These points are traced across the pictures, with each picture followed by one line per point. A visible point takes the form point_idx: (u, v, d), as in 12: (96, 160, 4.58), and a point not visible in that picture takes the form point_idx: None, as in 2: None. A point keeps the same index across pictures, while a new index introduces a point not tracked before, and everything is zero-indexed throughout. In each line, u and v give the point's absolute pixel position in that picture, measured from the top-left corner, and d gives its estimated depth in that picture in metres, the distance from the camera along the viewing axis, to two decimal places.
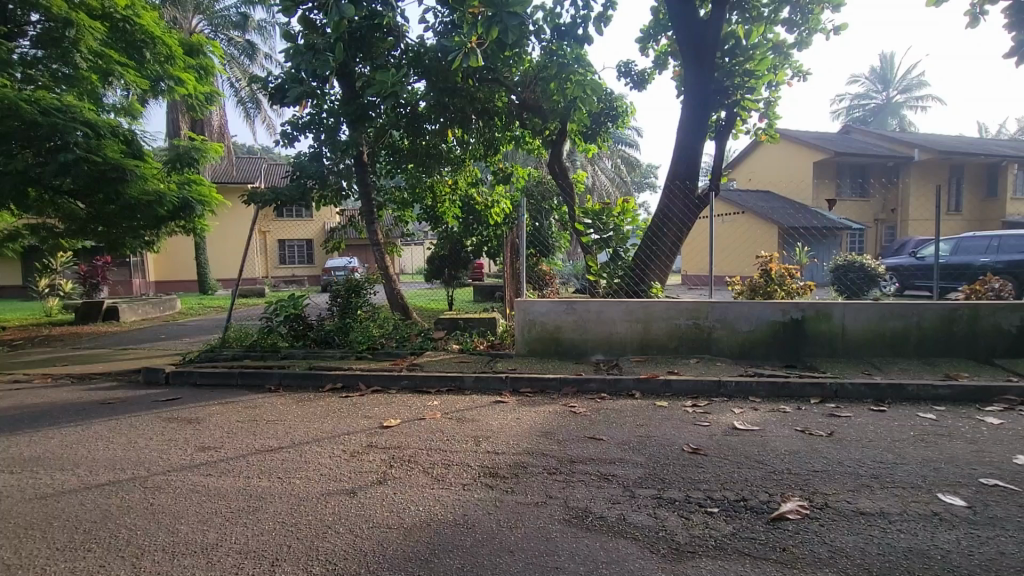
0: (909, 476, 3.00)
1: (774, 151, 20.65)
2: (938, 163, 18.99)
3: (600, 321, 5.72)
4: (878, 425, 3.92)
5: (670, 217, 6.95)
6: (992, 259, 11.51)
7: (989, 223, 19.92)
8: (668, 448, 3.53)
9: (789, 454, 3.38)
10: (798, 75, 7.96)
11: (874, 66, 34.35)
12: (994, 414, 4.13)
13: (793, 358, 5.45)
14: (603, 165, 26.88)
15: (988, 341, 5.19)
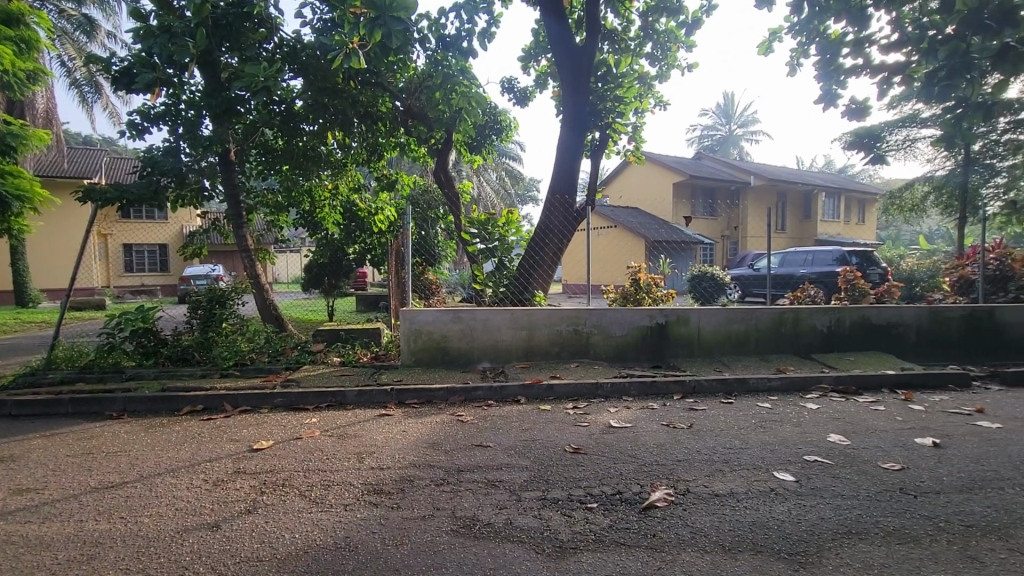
0: (752, 459, 3.47)
1: (641, 171, 22.70)
2: (769, 189, 22.29)
3: (485, 330, 5.82)
4: (728, 416, 4.48)
5: (551, 228, 7.33)
6: (808, 271, 13.76)
7: (805, 241, 23.86)
8: (552, 450, 3.69)
9: (657, 447, 3.72)
10: (660, 105, 8.88)
11: (720, 103, 39.48)
12: (813, 400, 4.94)
13: (658, 359, 6.01)
14: (488, 177, 27.46)
15: (807, 339, 6.19)
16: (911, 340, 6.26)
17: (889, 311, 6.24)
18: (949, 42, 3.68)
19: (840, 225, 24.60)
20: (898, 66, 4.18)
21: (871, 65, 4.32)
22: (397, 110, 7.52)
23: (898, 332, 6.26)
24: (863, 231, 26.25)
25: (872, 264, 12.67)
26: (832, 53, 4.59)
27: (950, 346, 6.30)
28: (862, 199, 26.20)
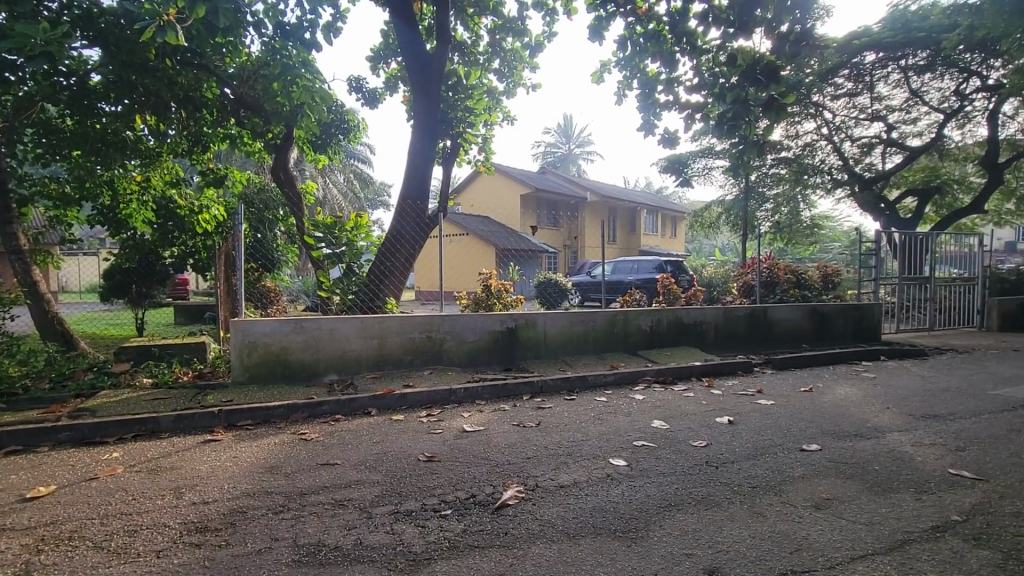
0: (591, 449, 3.81)
1: (491, 181, 23.54)
2: (602, 204, 24.73)
3: (332, 340, 5.47)
4: (571, 411, 4.85)
5: (403, 233, 7.22)
6: (635, 278, 15.57)
7: (631, 251, 26.91)
8: (406, 460, 3.62)
9: (509, 447, 3.88)
10: (507, 119, 9.31)
11: (560, 123, 42.85)
12: (640, 392, 5.59)
13: (508, 362, 6.26)
14: (335, 178, 26.01)
15: (635, 338, 6.99)
16: (712, 335, 7.45)
17: (696, 312, 7.35)
18: (734, 89, 4.48)
19: (657, 237, 28.31)
20: (699, 105, 4.96)
21: (679, 101, 5.06)
22: (226, 98, 6.79)
23: (702, 329, 7.40)
24: (675, 244, 30.51)
25: (683, 272, 14.98)
26: (650, 89, 5.26)
27: (739, 340, 7.64)
28: (674, 216, 30.47)
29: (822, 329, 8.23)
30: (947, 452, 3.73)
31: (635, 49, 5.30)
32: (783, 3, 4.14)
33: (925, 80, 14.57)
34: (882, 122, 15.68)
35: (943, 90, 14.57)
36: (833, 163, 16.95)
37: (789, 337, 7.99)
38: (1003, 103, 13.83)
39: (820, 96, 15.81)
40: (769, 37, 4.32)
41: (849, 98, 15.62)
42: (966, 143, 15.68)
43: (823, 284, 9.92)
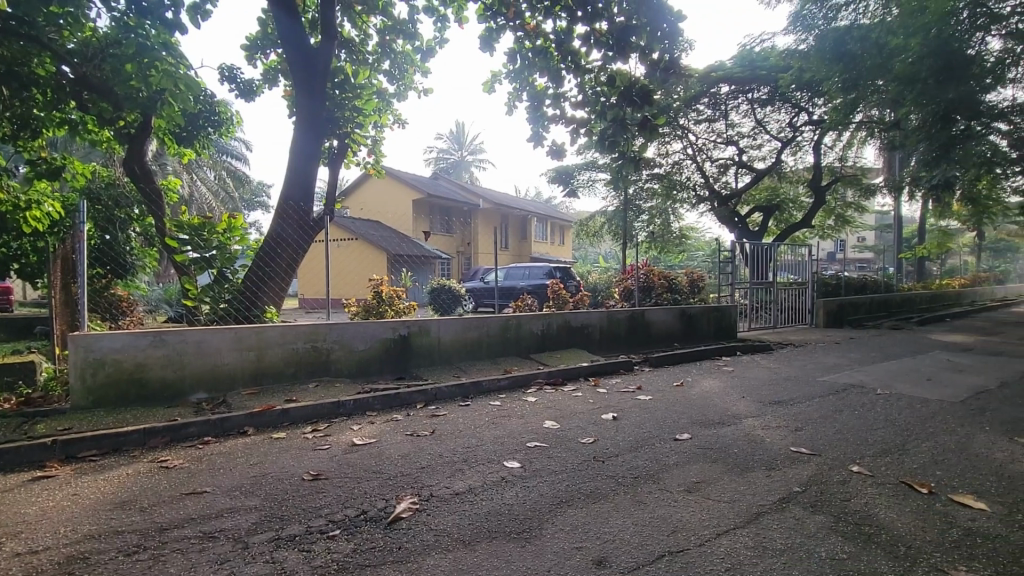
0: (486, 453, 3.85)
1: (382, 185, 22.93)
2: (494, 211, 25.16)
3: (199, 354, 4.92)
4: (465, 417, 4.86)
5: (283, 238, 6.75)
6: (527, 283, 16.05)
7: (523, 258, 27.69)
8: (288, 481, 3.36)
9: (402, 458, 3.78)
10: (398, 122, 9.11)
11: (452, 130, 42.95)
12: (532, 395, 5.75)
13: (401, 370, 6.11)
14: (203, 175, 23.55)
15: (527, 342, 7.20)
16: (597, 337, 7.91)
17: (582, 315, 7.76)
18: (614, 108, 4.84)
19: (546, 245, 29.43)
20: (583, 121, 5.26)
21: (565, 116, 5.32)
22: (64, 77, 5.88)
23: (588, 331, 7.83)
24: (563, 251, 31.94)
25: (571, 278, 15.55)
26: (538, 102, 5.47)
27: (621, 341, 8.20)
28: (562, 225, 31.91)
29: (690, 329, 9.12)
30: (789, 433, 4.32)
31: (524, 63, 5.46)
32: (653, 32, 4.49)
33: (767, 112, 16.87)
34: (735, 146, 17.85)
35: (781, 121, 16.98)
36: (697, 180, 18.94)
37: (664, 337, 8.74)
38: (824, 136, 16.47)
39: (685, 121, 17.59)
40: (643, 63, 4.68)
41: (709, 124, 17.62)
42: (798, 168, 18.41)
43: (691, 289, 11.00)
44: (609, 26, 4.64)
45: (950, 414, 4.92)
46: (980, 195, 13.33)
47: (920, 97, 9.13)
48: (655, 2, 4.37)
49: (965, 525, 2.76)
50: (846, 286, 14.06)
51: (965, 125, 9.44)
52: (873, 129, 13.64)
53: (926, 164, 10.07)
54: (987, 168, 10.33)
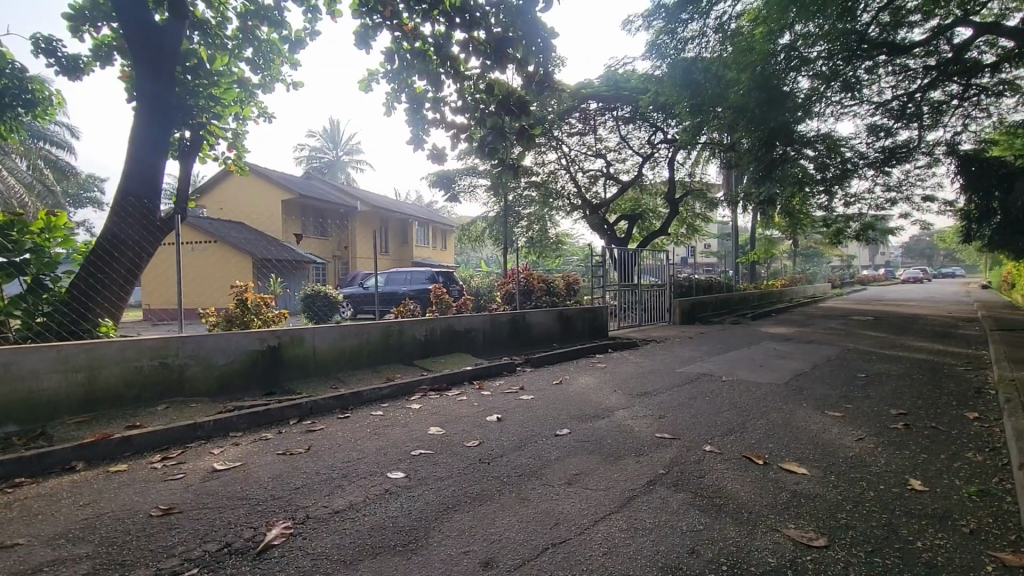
0: (368, 466, 3.69)
1: (246, 183, 21.00)
2: (373, 214, 24.34)
3: (7, 379, 4.06)
4: (345, 430, 4.62)
5: (121, 238, 5.87)
6: (408, 288, 15.73)
7: (404, 262, 27.12)
8: (130, 520, 2.91)
9: (273, 480, 3.47)
10: (264, 116, 8.41)
11: (326, 128, 40.76)
12: (415, 401, 5.64)
13: (270, 385, 5.62)
14: (11, 165, 19.65)
15: (411, 348, 7.05)
16: (481, 340, 8.01)
17: (466, 319, 7.80)
18: (493, 116, 4.97)
19: (428, 249, 29.16)
20: (463, 126, 5.29)
21: (445, 121, 5.30)
22: None
23: (472, 335, 7.89)
24: (445, 256, 31.90)
25: (453, 282, 15.58)
26: (417, 104, 5.38)
27: (503, 343, 8.38)
28: (443, 230, 31.86)
29: (567, 329, 9.63)
30: (654, 421, 4.75)
31: (403, 65, 5.32)
32: (529, 46, 4.66)
33: (630, 129, 18.47)
34: (603, 159, 19.26)
35: (641, 138, 18.69)
36: (570, 189, 20.13)
37: (543, 338, 9.12)
38: (677, 154, 18.46)
39: (560, 133, 18.60)
40: (519, 74, 4.86)
41: (580, 137, 18.83)
42: (656, 181, 20.41)
43: (567, 292, 11.60)
44: (487, 35, 4.72)
45: (777, 394, 5.80)
46: (795, 209, 15.92)
47: (750, 124, 10.66)
48: (529, 17, 4.53)
49: (792, 488, 3.26)
50: (696, 287, 15.89)
51: (783, 150, 11.25)
52: (715, 149, 15.63)
53: (755, 181, 11.77)
54: (799, 187, 12.38)
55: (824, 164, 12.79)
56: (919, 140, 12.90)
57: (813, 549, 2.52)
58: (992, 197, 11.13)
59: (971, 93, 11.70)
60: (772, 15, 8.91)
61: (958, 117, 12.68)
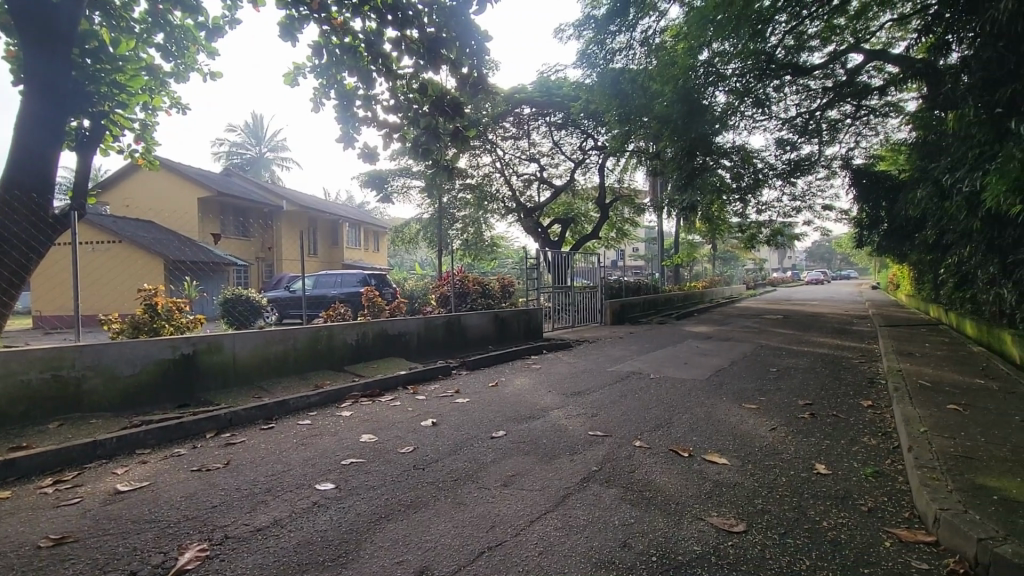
0: (294, 479, 3.50)
1: (156, 179, 19.39)
2: (300, 214, 23.27)
3: None
4: (270, 441, 4.37)
5: (5, 236, 5.23)
6: (338, 292, 15.16)
7: (334, 265, 26.17)
8: (14, 554, 2.58)
9: (185, 500, 3.20)
10: (177, 107, 7.79)
11: (248, 122, 38.56)
12: (346, 409, 5.43)
13: (184, 396, 5.20)
14: None
15: (341, 353, 6.79)
16: (415, 344, 7.86)
17: (399, 323, 7.63)
18: (427, 116, 4.90)
19: (360, 251, 28.32)
20: (396, 126, 5.17)
21: (377, 120, 5.15)
22: None
23: (405, 339, 7.73)
24: (377, 258, 31.12)
25: (386, 284, 15.22)
26: (348, 101, 5.18)
27: (438, 346, 8.28)
28: (375, 231, 31.05)
29: (502, 331, 9.67)
30: (587, 419, 4.86)
31: (332, 60, 5.04)
32: (462, 48, 4.65)
33: (562, 135, 18.90)
34: (536, 163, 19.58)
35: (573, 144, 19.19)
36: (504, 192, 20.29)
37: (479, 340, 9.10)
38: (607, 160, 19.09)
39: (494, 136, 18.71)
40: (453, 75, 4.83)
41: (514, 141, 19.05)
42: (588, 187, 21.02)
43: (502, 293, 11.62)
44: (420, 34, 4.64)
45: (700, 389, 6.13)
46: (714, 216, 16.96)
47: (674, 133, 11.25)
48: (463, 19, 4.49)
49: (714, 477, 3.45)
50: (625, 289, 16.50)
51: (703, 160, 11.96)
52: (642, 157, 16.34)
53: (679, 188, 12.42)
54: (717, 194, 13.19)
55: (739, 174, 13.72)
56: (819, 154, 14.15)
57: (734, 535, 2.67)
58: (880, 206, 12.42)
59: (862, 114, 12.99)
60: (693, 31, 9.41)
61: (852, 134, 14.03)
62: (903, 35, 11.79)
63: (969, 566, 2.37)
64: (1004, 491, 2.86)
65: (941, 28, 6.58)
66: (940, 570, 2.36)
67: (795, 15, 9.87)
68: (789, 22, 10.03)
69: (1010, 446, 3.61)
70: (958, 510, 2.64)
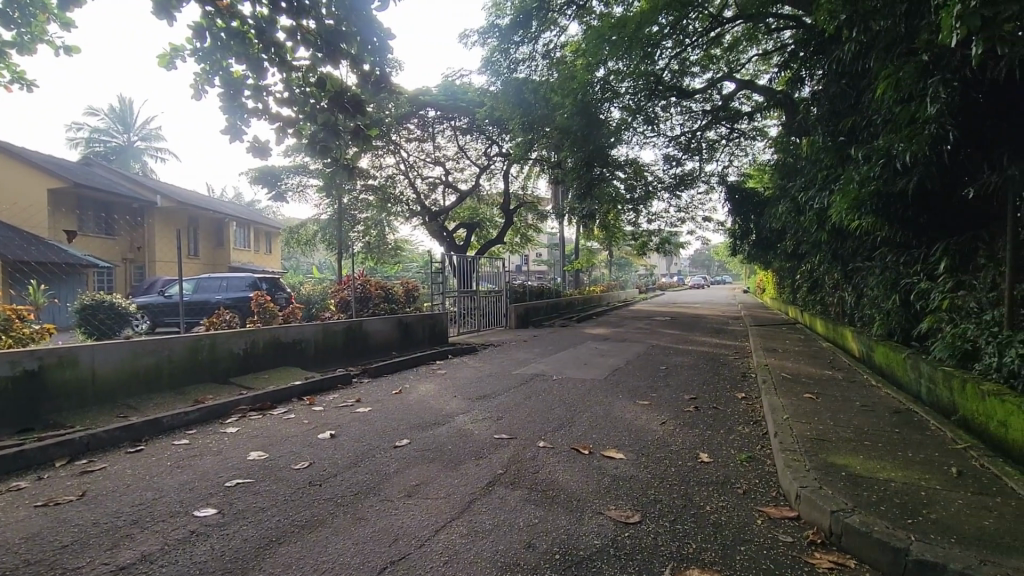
0: (167, 507, 3.12)
1: None
2: (178, 212, 21.03)
3: None
4: (137, 466, 3.86)
5: None
6: (223, 296, 13.87)
7: (219, 267, 23.98)
8: None
9: (26, 542, 2.72)
10: (21, 84, 6.70)
11: (114, 106, 34.22)
12: (232, 424, 4.98)
13: (27, 419, 4.44)
14: None
15: (225, 365, 6.20)
16: (311, 352, 7.41)
17: (294, 330, 7.15)
18: (324, 112, 4.66)
19: (250, 253, 26.25)
20: (290, 120, 4.84)
21: (269, 113, 4.78)
22: None
23: (301, 346, 7.25)
24: (269, 261, 29.04)
25: (280, 289, 14.22)
26: (235, 91, 4.68)
27: (337, 353, 7.88)
28: (267, 232, 28.96)
29: (406, 337, 9.44)
30: (493, 423, 4.89)
31: (215, 45, 4.39)
32: (364, 44, 4.49)
33: (467, 140, 19.01)
34: (441, 167, 19.45)
35: (478, 150, 19.36)
36: (409, 195, 19.90)
37: (381, 346, 8.80)
38: (511, 167, 19.46)
39: (397, 138, 18.34)
40: (353, 71, 4.63)
41: (419, 143, 18.82)
42: (492, 193, 21.28)
43: (406, 298, 11.34)
44: (317, 25, 4.36)
45: (598, 389, 6.43)
46: (610, 224, 17.95)
47: (574, 144, 11.78)
48: (364, 14, 4.34)
49: (611, 472, 3.63)
50: (529, 293, 16.91)
51: (601, 171, 12.64)
52: (544, 165, 16.91)
53: (578, 197, 12.99)
54: (613, 204, 13.98)
55: (632, 185, 14.67)
56: (700, 170, 15.52)
57: (630, 526, 2.82)
58: (749, 219, 13.91)
59: (734, 136, 14.49)
60: (591, 49, 9.88)
61: (727, 153, 15.57)
62: (767, 69, 13.33)
63: (824, 536, 2.71)
64: (849, 467, 3.32)
65: (797, 65, 7.54)
66: (801, 541, 2.68)
67: (680, 42, 10.74)
68: (675, 48, 10.89)
69: (853, 427, 4.21)
70: (815, 487, 3.02)
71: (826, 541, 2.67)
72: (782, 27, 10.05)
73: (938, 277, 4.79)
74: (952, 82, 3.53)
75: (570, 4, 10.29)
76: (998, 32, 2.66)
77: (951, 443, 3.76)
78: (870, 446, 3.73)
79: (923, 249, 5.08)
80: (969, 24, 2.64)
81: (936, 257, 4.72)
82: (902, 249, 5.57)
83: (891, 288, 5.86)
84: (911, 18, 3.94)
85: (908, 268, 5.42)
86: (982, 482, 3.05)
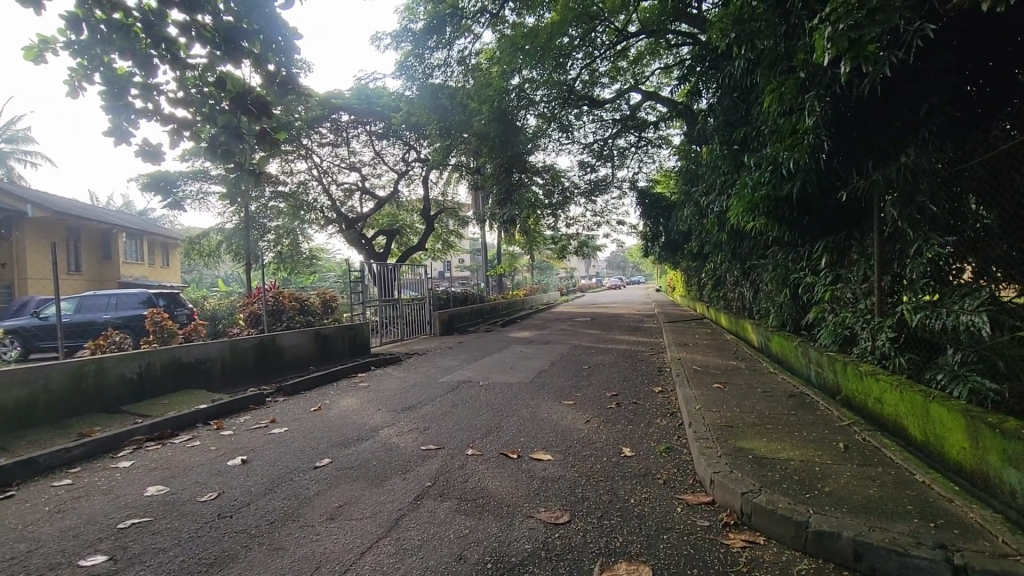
0: (46, 559, 2.73)
1: None
2: (53, 223, 18.68)
3: None
4: (6, 515, 3.34)
5: None
6: (112, 315, 12.45)
7: (106, 284, 21.55)
8: None
9: None
10: None
11: None
12: (125, 458, 4.47)
13: None
14: None
15: (116, 392, 5.56)
16: (218, 372, 6.85)
17: (197, 349, 6.57)
18: (225, 114, 4.34)
19: (144, 267, 23.88)
20: (186, 121, 4.45)
21: (161, 113, 4.36)
22: None
23: (205, 366, 6.67)
24: (167, 275, 26.64)
25: (179, 305, 12.99)
26: (120, 89, 4.21)
27: (248, 371, 7.34)
28: (163, 243, 26.49)
29: (325, 350, 9.01)
30: (418, 434, 4.79)
31: (94, 38, 3.91)
32: (267, 43, 4.23)
33: (383, 145, 18.58)
34: (357, 172, 18.86)
35: (396, 156, 18.98)
36: (323, 202, 19.03)
37: (297, 361, 8.32)
38: (430, 173, 19.26)
39: (309, 142, 17.56)
40: (257, 71, 4.36)
41: (332, 148, 18.12)
42: (411, 199, 20.93)
43: (324, 309, 10.79)
44: (214, 21, 4.03)
45: (524, 392, 6.50)
46: (531, 229, 18.28)
47: (492, 150, 11.85)
48: (267, 12, 4.10)
49: (539, 474, 3.67)
50: (453, 299, 16.77)
51: (519, 176, 12.83)
52: (463, 171, 16.91)
53: (498, 204, 13.10)
54: (532, 210, 14.23)
55: (550, 191, 15.06)
56: (612, 176, 16.20)
57: (560, 526, 2.87)
58: (659, 222, 14.75)
59: (641, 144, 15.31)
60: (505, 57, 9.98)
61: (636, 161, 16.40)
62: (668, 82, 14.24)
63: (736, 516, 2.91)
64: (754, 450, 3.60)
65: (693, 79, 8.12)
66: (717, 524, 2.86)
67: (589, 54, 11.22)
68: (584, 59, 11.35)
69: (755, 412, 4.58)
70: (726, 471, 3.23)
71: (739, 521, 2.87)
72: (680, 43, 10.76)
73: (821, 271, 5.34)
74: (825, 97, 3.97)
75: (483, 12, 10.36)
76: (861, 52, 3.01)
77: (837, 421, 4.20)
78: (770, 428, 4.07)
79: (807, 248, 5.66)
80: (838, 44, 2.98)
81: (818, 253, 5.27)
82: (790, 248, 6.15)
83: (782, 284, 6.47)
84: (789, 38, 4.37)
85: (796, 264, 6.01)
86: (864, 454, 3.43)
